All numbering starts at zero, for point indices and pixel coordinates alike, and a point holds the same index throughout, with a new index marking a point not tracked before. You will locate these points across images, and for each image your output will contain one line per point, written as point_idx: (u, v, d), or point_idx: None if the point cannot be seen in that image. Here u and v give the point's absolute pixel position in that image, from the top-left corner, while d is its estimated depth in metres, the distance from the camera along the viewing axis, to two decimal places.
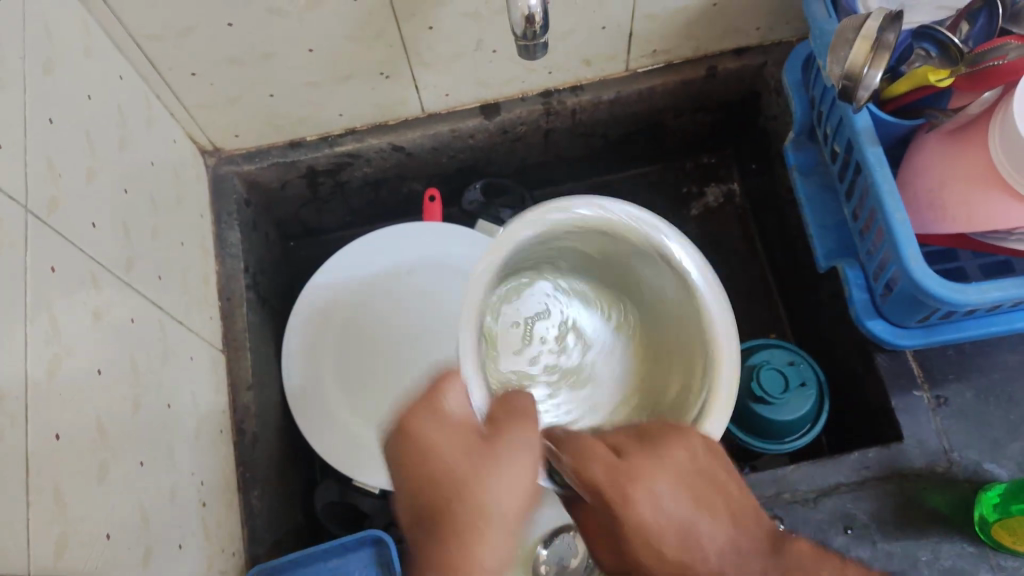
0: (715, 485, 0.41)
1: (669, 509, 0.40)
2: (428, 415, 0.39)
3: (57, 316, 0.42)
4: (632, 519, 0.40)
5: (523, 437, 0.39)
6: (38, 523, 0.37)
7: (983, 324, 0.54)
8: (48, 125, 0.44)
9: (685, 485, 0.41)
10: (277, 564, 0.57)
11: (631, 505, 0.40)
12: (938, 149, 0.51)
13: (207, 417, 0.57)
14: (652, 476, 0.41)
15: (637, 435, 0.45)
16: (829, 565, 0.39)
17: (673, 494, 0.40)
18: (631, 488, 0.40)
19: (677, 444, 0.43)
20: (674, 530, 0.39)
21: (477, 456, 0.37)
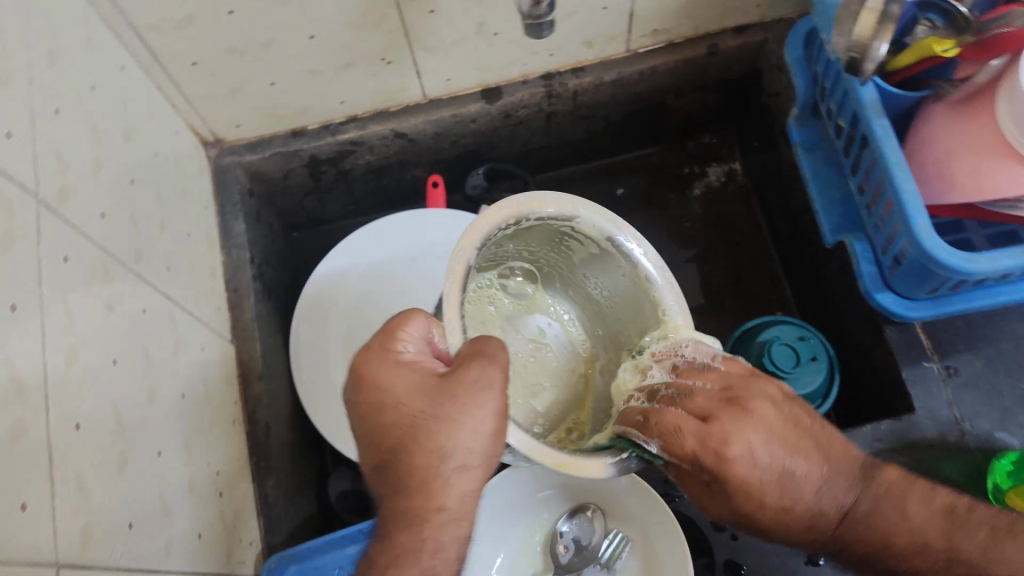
0: (803, 428, 0.43)
1: (764, 457, 0.42)
2: (399, 373, 0.41)
3: (72, 307, 0.41)
4: (761, 476, 0.41)
5: (478, 378, 0.40)
6: (63, 513, 0.36)
7: (992, 294, 0.54)
8: (55, 116, 0.44)
9: (778, 433, 0.42)
10: (294, 553, 0.57)
11: (729, 464, 0.41)
12: (946, 119, 0.51)
13: (220, 408, 0.57)
14: (743, 430, 0.42)
15: (717, 385, 0.45)
16: (913, 491, 0.44)
17: (765, 445, 0.42)
18: (722, 439, 0.42)
19: (759, 405, 0.43)
20: (771, 478, 0.42)
21: (430, 399, 0.40)
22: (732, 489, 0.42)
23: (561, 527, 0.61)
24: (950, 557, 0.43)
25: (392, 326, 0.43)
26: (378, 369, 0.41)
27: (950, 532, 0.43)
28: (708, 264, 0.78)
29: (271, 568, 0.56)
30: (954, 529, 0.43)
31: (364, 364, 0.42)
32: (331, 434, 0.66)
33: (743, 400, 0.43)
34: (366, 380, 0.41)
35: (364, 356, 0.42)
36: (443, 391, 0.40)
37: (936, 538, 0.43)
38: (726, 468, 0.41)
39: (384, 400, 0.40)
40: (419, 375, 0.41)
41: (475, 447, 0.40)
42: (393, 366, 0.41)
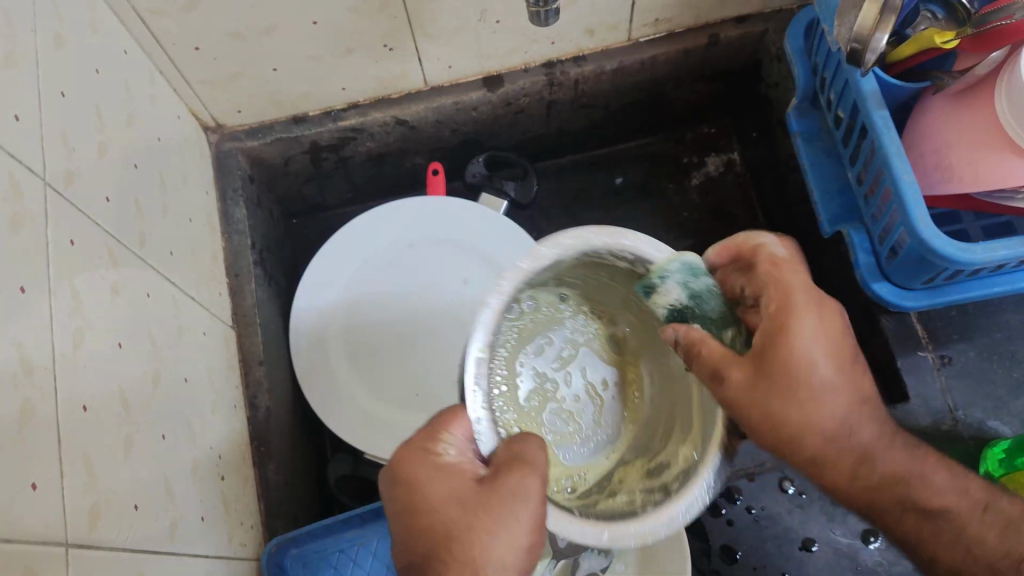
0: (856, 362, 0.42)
1: (828, 375, 0.41)
2: (424, 464, 0.42)
3: (79, 290, 0.42)
4: (811, 381, 0.40)
5: (510, 488, 0.40)
6: (72, 492, 0.37)
7: (985, 285, 0.55)
8: (61, 99, 0.44)
9: (834, 347, 0.41)
10: (294, 536, 0.57)
11: (788, 337, 0.40)
12: (946, 111, 0.51)
13: (221, 392, 0.57)
14: (801, 318, 0.40)
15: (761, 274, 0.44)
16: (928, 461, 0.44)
17: (829, 356, 0.41)
18: (785, 315, 0.41)
19: (795, 276, 0.42)
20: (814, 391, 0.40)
21: (469, 503, 0.40)
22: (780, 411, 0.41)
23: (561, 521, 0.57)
24: (987, 506, 0.44)
25: (434, 427, 0.44)
26: (418, 470, 0.42)
27: (964, 489, 0.44)
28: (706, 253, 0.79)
29: (272, 551, 0.56)
30: (987, 513, 0.43)
31: (412, 470, 0.42)
32: (331, 420, 0.67)
33: (778, 266, 0.43)
34: (405, 474, 0.42)
35: (408, 458, 0.42)
36: (474, 495, 0.40)
37: (964, 507, 0.43)
38: (793, 371, 0.40)
39: (428, 501, 0.41)
40: (462, 479, 0.41)
41: (509, 560, 0.38)
42: (435, 469, 0.42)
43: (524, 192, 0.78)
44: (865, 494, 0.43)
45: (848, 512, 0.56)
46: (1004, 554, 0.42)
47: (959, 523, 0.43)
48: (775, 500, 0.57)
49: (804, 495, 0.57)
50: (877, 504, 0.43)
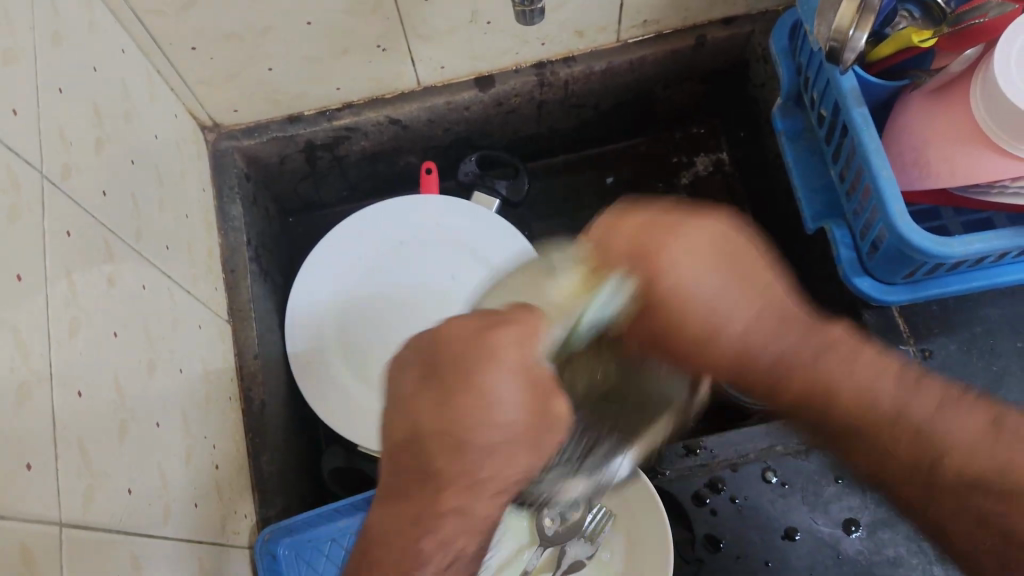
0: (748, 275, 0.39)
1: (785, 301, 0.46)
2: (508, 378, 0.36)
3: (75, 280, 0.43)
4: (730, 345, 0.39)
5: (562, 420, 0.37)
6: (66, 475, 0.38)
7: (963, 279, 0.56)
8: (59, 96, 0.45)
9: (728, 268, 0.39)
10: (287, 524, 0.58)
11: (677, 268, 0.39)
12: (922, 108, 0.52)
13: (216, 384, 0.58)
14: (753, 242, 0.44)
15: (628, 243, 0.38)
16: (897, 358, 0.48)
17: (717, 278, 0.38)
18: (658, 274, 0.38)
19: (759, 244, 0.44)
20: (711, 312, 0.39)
21: (474, 451, 0.37)
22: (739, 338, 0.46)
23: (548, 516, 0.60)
24: (921, 432, 0.40)
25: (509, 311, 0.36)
26: (502, 343, 0.35)
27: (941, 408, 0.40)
28: None
29: (266, 539, 0.57)
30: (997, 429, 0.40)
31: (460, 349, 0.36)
32: (322, 411, 0.68)
33: (742, 228, 0.44)
34: (466, 370, 0.36)
35: (497, 328, 0.36)
36: (528, 395, 0.36)
37: None
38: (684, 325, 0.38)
39: (447, 416, 0.37)
40: (531, 394, 0.36)
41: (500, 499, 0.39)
42: (505, 369, 0.36)
43: (515, 189, 0.79)
44: None
45: (830, 502, 0.58)
46: None
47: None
48: (759, 490, 0.59)
49: (787, 484, 0.58)
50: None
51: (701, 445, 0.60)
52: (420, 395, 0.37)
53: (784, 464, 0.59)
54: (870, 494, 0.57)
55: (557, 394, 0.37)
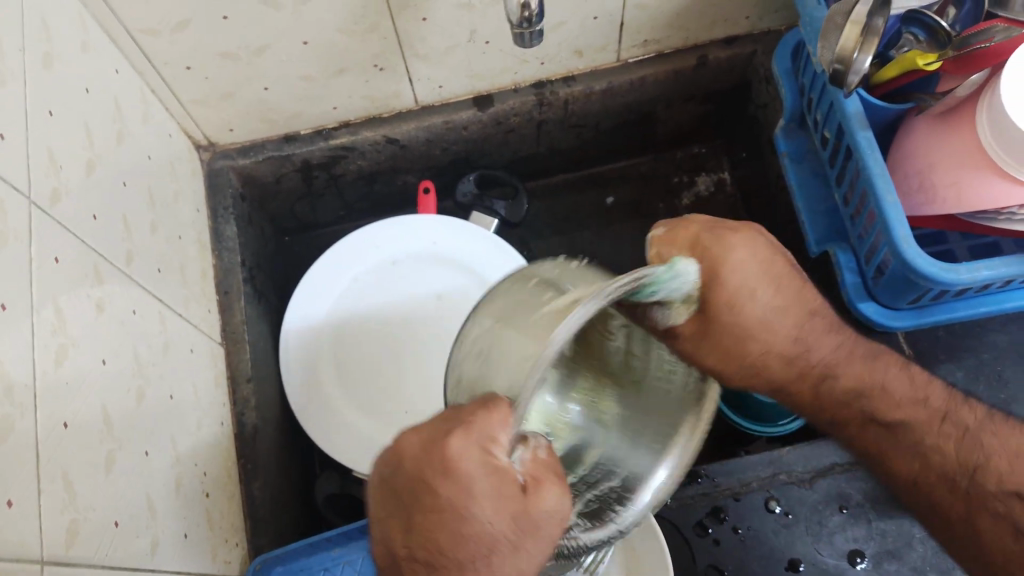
0: (801, 279, 0.47)
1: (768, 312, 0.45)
2: (471, 457, 0.32)
3: (63, 307, 0.42)
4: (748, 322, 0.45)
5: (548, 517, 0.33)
6: (49, 511, 0.37)
7: (970, 305, 0.55)
8: (49, 118, 0.45)
9: (776, 284, 0.45)
10: (278, 555, 0.57)
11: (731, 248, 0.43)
12: (929, 132, 0.51)
13: (208, 409, 0.57)
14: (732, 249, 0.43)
15: (682, 239, 0.43)
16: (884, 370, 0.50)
17: (765, 284, 0.45)
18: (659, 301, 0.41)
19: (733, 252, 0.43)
20: (765, 325, 0.46)
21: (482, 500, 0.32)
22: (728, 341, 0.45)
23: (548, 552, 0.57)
24: (947, 417, 0.48)
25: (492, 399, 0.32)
26: (463, 454, 0.32)
27: (919, 390, 0.49)
28: None
29: (256, 571, 0.56)
30: (945, 424, 0.48)
31: (419, 453, 0.33)
32: (315, 434, 0.67)
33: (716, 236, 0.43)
34: (438, 466, 0.32)
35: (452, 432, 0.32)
36: (499, 491, 0.32)
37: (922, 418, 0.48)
38: (748, 314, 0.45)
39: (426, 475, 0.33)
40: (494, 480, 0.32)
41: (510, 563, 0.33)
42: (467, 458, 0.32)
43: (514, 210, 0.78)
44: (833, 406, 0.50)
45: (834, 533, 0.56)
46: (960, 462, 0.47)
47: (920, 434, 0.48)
48: (762, 519, 0.57)
49: (791, 514, 0.57)
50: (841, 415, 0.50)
51: (702, 474, 0.59)
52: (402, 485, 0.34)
53: (787, 492, 0.58)
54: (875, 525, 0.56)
55: (548, 479, 0.33)
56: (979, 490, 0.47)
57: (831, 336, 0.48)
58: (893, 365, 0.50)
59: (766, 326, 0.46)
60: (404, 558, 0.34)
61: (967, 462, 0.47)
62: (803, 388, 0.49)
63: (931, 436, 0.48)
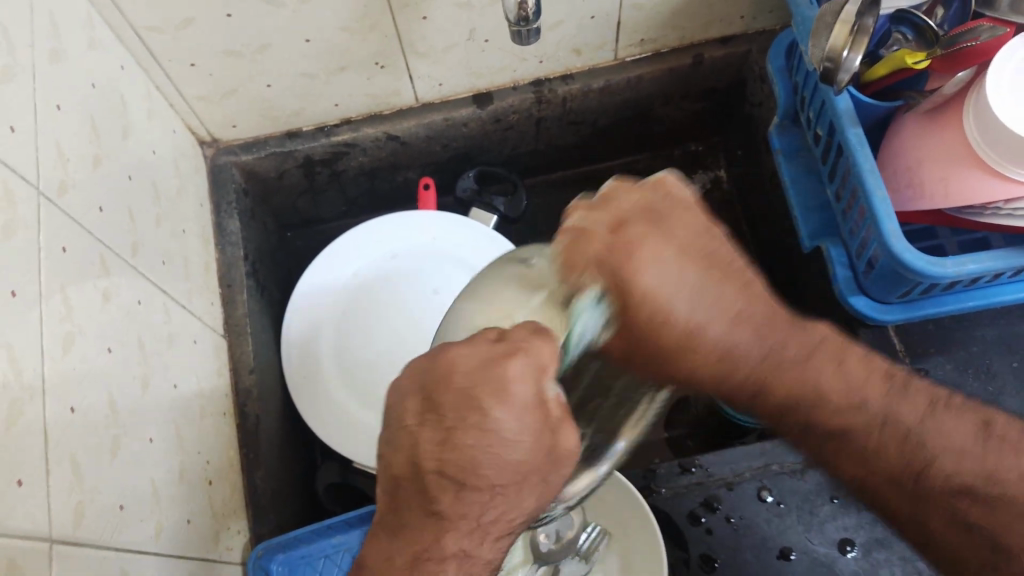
0: (721, 263, 0.39)
1: None
2: (528, 387, 0.33)
3: (70, 296, 0.43)
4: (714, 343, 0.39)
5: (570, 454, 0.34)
6: (57, 492, 0.38)
7: (957, 299, 0.56)
8: (56, 113, 0.46)
9: (693, 256, 0.38)
10: (280, 542, 0.58)
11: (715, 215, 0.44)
12: (917, 129, 0.53)
13: (211, 398, 0.58)
14: (725, 211, 0.44)
15: (596, 251, 0.37)
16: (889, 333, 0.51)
17: (693, 272, 0.38)
18: (630, 283, 0.37)
19: (675, 188, 0.40)
20: (691, 324, 0.38)
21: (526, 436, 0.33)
22: None
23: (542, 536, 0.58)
24: (886, 419, 0.42)
25: (511, 349, 0.33)
26: (518, 376, 0.33)
27: (854, 387, 0.41)
28: None
29: (258, 556, 0.57)
30: (886, 427, 0.42)
31: (486, 366, 0.33)
32: (315, 425, 0.68)
33: None
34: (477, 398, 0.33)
35: (508, 358, 0.33)
36: (535, 431, 0.33)
37: None
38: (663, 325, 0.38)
39: (480, 391, 0.33)
40: (534, 421, 0.33)
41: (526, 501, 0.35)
42: (523, 383, 0.33)
43: (513, 206, 0.79)
44: None
45: (825, 522, 0.57)
46: None
47: None
48: (754, 509, 0.58)
49: (782, 504, 0.58)
50: None
51: (696, 464, 0.60)
52: (424, 426, 0.34)
53: (779, 483, 0.59)
54: (865, 514, 0.57)
55: (570, 420, 0.34)
56: (931, 486, 0.42)
57: (799, 334, 0.41)
58: (829, 356, 0.41)
59: (733, 356, 0.40)
60: (426, 480, 0.35)
61: (914, 462, 0.42)
62: (762, 383, 0.41)
63: (869, 440, 0.42)
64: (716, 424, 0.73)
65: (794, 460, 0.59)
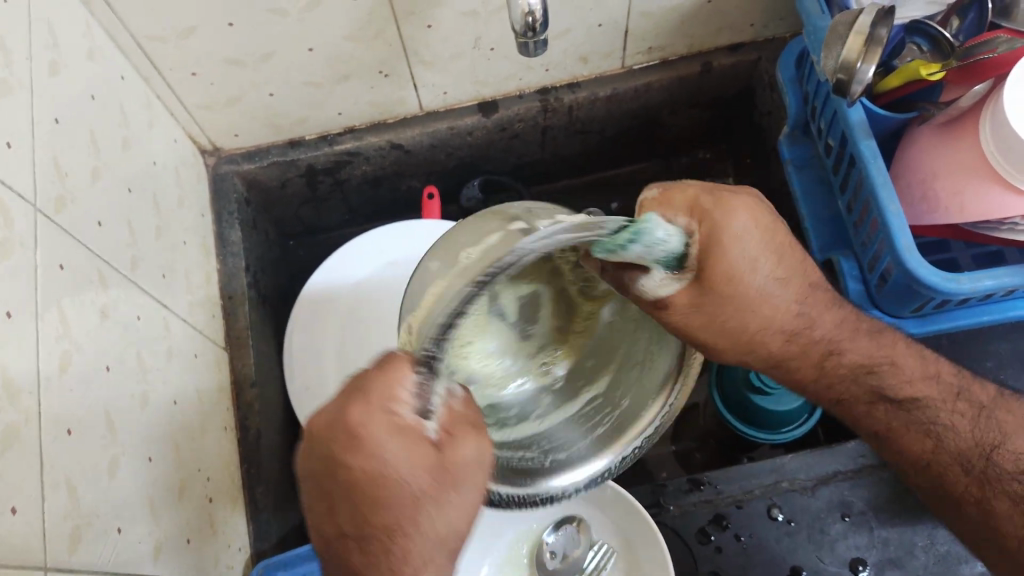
0: (792, 247, 0.48)
1: (767, 284, 0.47)
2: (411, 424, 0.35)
3: (66, 313, 0.42)
4: (756, 294, 0.47)
5: (462, 466, 0.37)
6: (52, 516, 0.37)
7: (973, 315, 0.56)
8: (54, 125, 0.45)
9: (768, 240, 0.47)
10: (280, 559, 0.57)
11: (727, 217, 0.44)
12: (932, 143, 0.52)
13: (211, 413, 0.58)
14: (732, 213, 0.45)
15: (677, 207, 0.45)
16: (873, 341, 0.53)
17: (757, 238, 0.46)
18: (721, 224, 0.44)
19: (734, 216, 0.45)
20: (758, 294, 0.47)
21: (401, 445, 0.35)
22: (723, 316, 0.47)
23: (549, 555, 0.60)
24: (960, 394, 0.50)
25: (388, 360, 0.35)
26: (359, 419, 0.35)
27: (927, 372, 0.50)
28: None
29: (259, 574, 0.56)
30: (958, 401, 0.50)
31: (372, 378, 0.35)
32: None
33: (717, 201, 0.45)
34: (350, 435, 0.35)
35: (352, 400, 0.35)
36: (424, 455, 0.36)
37: (936, 398, 0.50)
38: (741, 282, 0.46)
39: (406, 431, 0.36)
40: (408, 440, 0.35)
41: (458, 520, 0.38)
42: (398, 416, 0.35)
43: None
44: (833, 389, 0.52)
45: (836, 541, 0.56)
46: (975, 442, 0.49)
47: (934, 411, 0.50)
48: (764, 526, 0.57)
49: (793, 522, 0.57)
50: (850, 396, 0.52)
51: (705, 481, 0.59)
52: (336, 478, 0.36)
53: (790, 500, 0.58)
54: (877, 533, 0.56)
55: (464, 431, 0.37)
56: (993, 469, 0.48)
57: (805, 309, 0.49)
58: (881, 359, 0.50)
59: (771, 301, 0.48)
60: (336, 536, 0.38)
61: (982, 442, 0.49)
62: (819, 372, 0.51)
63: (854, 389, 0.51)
64: (724, 438, 0.72)
65: (806, 477, 0.58)
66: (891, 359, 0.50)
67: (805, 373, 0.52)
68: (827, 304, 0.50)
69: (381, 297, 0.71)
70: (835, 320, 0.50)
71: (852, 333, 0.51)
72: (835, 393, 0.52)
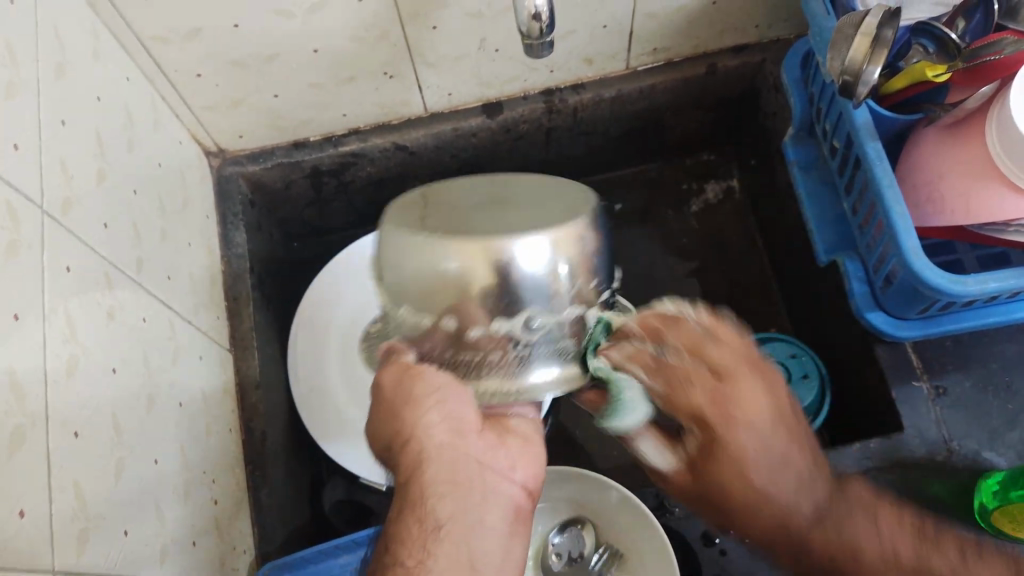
0: (786, 416, 0.44)
1: (792, 484, 0.44)
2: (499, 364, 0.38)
3: (73, 314, 0.42)
4: (785, 516, 0.44)
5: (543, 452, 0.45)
6: (60, 519, 0.37)
7: (980, 315, 0.55)
8: (60, 127, 0.45)
9: (784, 433, 0.43)
10: (285, 561, 0.57)
11: (733, 433, 0.43)
12: (939, 144, 0.52)
13: (216, 415, 0.58)
14: (737, 432, 0.43)
15: (664, 360, 0.44)
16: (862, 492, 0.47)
17: (767, 437, 0.43)
18: (735, 402, 0.43)
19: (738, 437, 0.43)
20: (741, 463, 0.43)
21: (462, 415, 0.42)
22: (723, 465, 0.44)
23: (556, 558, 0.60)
24: (826, 515, 0.44)
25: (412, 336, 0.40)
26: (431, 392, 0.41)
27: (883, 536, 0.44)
28: (705, 279, 0.79)
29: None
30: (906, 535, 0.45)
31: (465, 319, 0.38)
32: (321, 438, 0.67)
33: (726, 385, 0.43)
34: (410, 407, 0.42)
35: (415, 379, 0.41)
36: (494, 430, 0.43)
37: (806, 518, 0.44)
38: (743, 475, 0.43)
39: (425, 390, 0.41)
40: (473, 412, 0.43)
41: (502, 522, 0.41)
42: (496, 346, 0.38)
43: None
44: (698, 487, 0.46)
45: None
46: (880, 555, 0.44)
47: (808, 538, 0.44)
48: None
49: None
50: (702, 496, 0.46)
51: None
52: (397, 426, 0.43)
53: None
54: None
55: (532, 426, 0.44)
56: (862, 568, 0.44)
57: (799, 509, 0.44)
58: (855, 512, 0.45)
59: (790, 521, 0.44)
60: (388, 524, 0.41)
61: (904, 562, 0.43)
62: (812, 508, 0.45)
63: (785, 523, 0.44)
64: None
65: None
66: (849, 497, 0.46)
67: (682, 475, 0.47)
68: (801, 481, 0.44)
69: (386, 299, 0.71)
70: (766, 525, 0.45)
71: (782, 430, 0.44)
72: (699, 490, 0.47)
